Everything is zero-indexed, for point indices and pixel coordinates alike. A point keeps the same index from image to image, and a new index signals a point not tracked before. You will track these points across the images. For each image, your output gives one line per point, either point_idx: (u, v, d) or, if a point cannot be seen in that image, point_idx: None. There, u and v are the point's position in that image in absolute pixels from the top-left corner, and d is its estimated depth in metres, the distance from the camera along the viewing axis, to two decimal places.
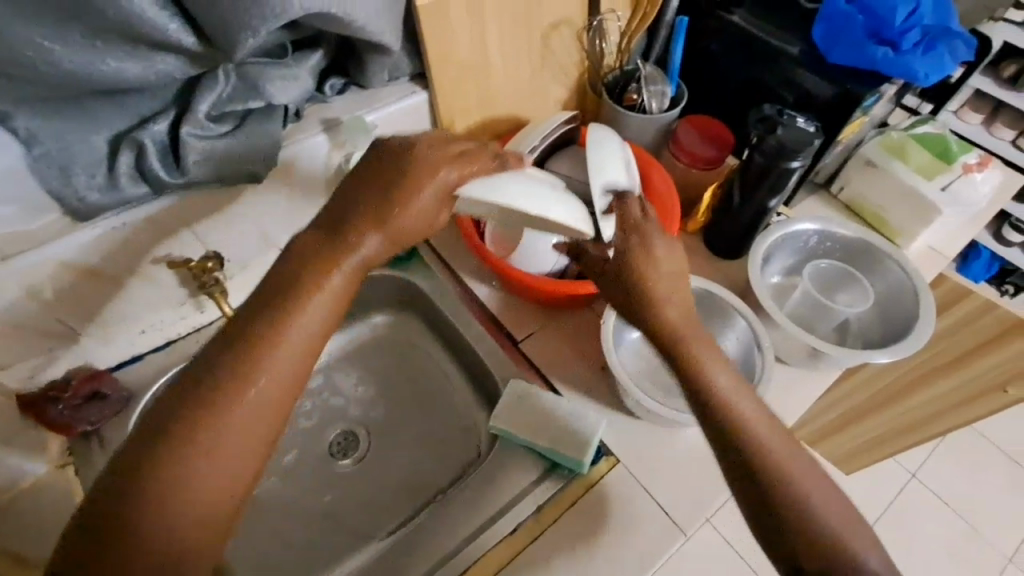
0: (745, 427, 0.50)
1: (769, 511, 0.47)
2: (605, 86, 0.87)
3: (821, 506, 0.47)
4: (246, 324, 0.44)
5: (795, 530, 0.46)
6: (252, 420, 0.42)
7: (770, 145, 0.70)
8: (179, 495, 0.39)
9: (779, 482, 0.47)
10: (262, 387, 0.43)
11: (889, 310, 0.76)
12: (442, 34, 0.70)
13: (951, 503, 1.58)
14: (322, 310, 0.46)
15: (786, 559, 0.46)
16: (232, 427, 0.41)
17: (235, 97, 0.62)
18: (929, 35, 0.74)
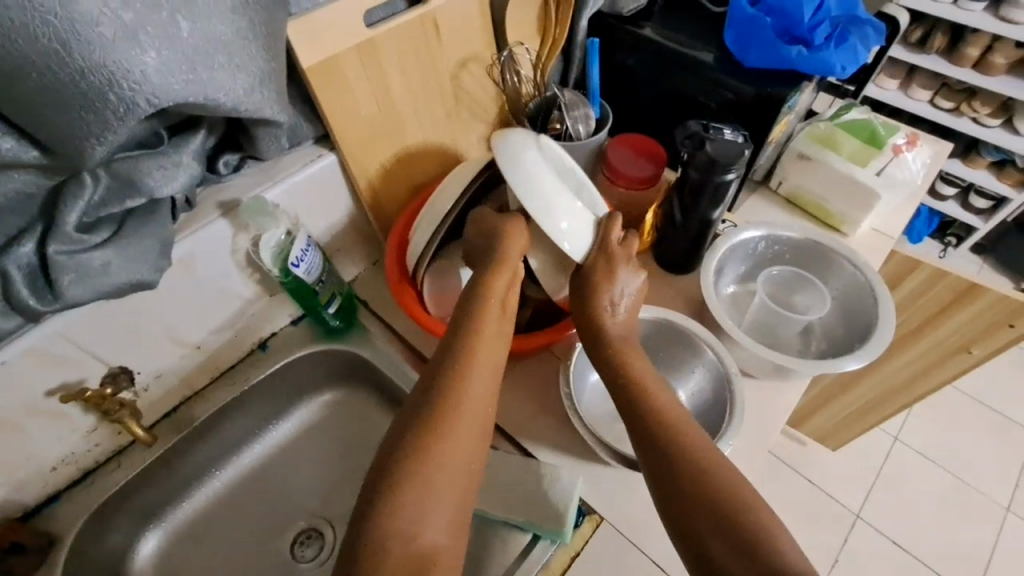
0: (672, 445, 0.54)
1: (680, 489, 0.51)
2: (527, 118, 0.83)
3: (732, 487, 0.50)
4: (456, 332, 0.58)
5: (704, 508, 0.49)
6: (470, 447, 0.51)
7: (702, 161, 0.67)
8: (415, 503, 0.47)
9: (689, 461, 0.52)
10: (460, 436, 0.51)
11: (850, 308, 0.74)
12: (341, 94, 0.65)
13: (937, 459, 1.61)
14: (497, 309, 0.60)
15: (691, 539, 0.49)
16: (458, 454, 0.50)
17: (109, 199, 0.55)
18: (839, 26, 0.73)
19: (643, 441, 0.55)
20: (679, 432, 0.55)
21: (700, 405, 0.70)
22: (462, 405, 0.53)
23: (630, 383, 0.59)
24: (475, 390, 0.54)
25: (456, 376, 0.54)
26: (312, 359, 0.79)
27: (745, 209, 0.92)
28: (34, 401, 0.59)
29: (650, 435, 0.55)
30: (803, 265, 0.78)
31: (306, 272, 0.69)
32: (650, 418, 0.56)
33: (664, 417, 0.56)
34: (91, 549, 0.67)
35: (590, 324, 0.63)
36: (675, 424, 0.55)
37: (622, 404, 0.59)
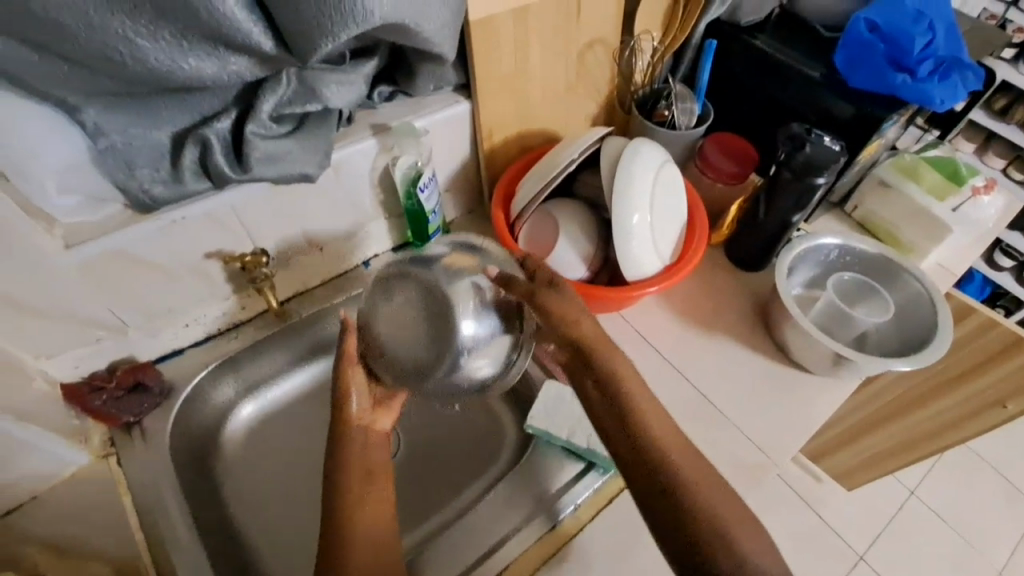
0: (682, 498, 0.56)
1: (665, 488, 0.57)
2: (636, 102, 0.90)
3: (701, 491, 0.57)
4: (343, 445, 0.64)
5: (682, 513, 0.56)
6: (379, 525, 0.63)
7: (799, 162, 0.74)
8: None
9: (669, 467, 0.58)
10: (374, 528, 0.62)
11: (908, 316, 0.79)
12: (489, 50, 0.74)
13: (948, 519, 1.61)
14: (357, 417, 0.66)
15: (681, 533, 0.55)
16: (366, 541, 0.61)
17: (294, 100, 0.64)
18: (943, 65, 0.78)
19: (641, 494, 0.58)
20: (686, 479, 0.57)
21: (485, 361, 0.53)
22: (362, 464, 0.65)
23: (631, 428, 0.59)
24: (361, 495, 0.63)
25: (341, 465, 0.64)
26: None
27: (815, 225, 0.98)
28: (195, 260, 0.69)
29: (658, 484, 0.57)
30: (869, 274, 0.83)
31: (426, 200, 0.78)
32: (658, 462, 0.58)
33: (673, 454, 0.58)
34: (198, 404, 0.76)
35: (585, 347, 0.62)
36: (719, 513, 0.56)
37: (629, 450, 0.59)
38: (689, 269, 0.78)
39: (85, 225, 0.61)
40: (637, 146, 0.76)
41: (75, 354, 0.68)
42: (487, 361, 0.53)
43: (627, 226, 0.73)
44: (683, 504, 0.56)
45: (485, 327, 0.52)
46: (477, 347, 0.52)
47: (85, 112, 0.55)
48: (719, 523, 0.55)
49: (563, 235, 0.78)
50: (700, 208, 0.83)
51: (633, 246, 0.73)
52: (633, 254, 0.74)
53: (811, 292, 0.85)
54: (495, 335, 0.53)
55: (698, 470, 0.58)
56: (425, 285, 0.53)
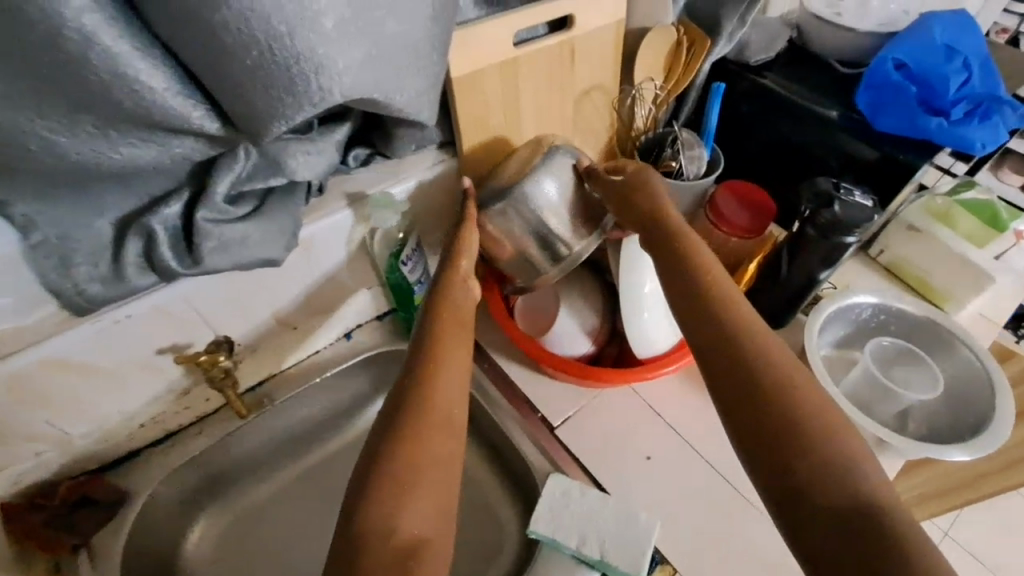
0: (769, 386, 0.45)
1: (746, 376, 0.46)
2: (639, 150, 0.82)
3: (802, 392, 0.45)
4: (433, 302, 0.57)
5: (771, 413, 0.44)
6: (456, 400, 0.50)
7: (825, 220, 0.66)
8: (408, 478, 0.44)
9: (762, 361, 0.47)
10: (452, 387, 0.51)
11: (960, 394, 0.69)
12: (475, 105, 0.66)
13: None
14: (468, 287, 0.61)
15: (768, 440, 0.44)
16: (444, 400, 0.49)
17: (255, 174, 0.56)
18: (981, 104, 0.71)
19: (726, 404, 0.47)
20: (795, 393, 0.45)
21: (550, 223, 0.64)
22: (458, 317, 0.57)
23: (719, 322, 0.50)
24: (453, 360, 0.53)
25: (428, 326, 0.55)
26: (391, 357, 0.79)
27: (838, 273, 0.90)
28: (146, 357, 0.61)
29: (753, 395, 0.46)
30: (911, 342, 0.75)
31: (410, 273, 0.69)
32: (753, 369, 0.47)
33: (776, 365, 0.46)
34: (159, 512, 0.68)
35: (661, 225, 0.58)
36: (817, 419, 0.44)
37: (704, 333, 0.50)
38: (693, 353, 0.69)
39: (12, 332, 0.53)
40: None
41: (13, 472, 0.60)
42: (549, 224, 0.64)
43: (639, 298, 0.63)
44: (774, 406, 0.44)
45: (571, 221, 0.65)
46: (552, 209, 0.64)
47: (14, 205, 0.47)
48: (835, 470, 0.41)
49: (564, 307, 0.69)
50: None
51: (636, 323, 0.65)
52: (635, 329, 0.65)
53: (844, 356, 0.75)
54: (563, 234, 0.65)
55: (808, 380, 0.46)
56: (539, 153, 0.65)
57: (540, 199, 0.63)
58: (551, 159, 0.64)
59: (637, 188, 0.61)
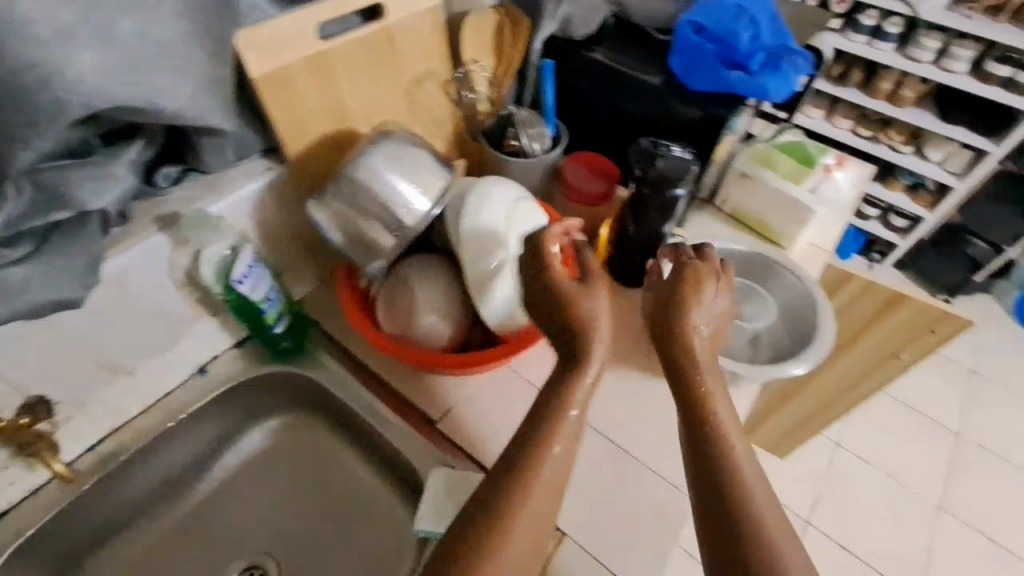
0: (733, 496, 0.48)
1: (720, 482, 0.49)
2: (483, 133, 0.81)
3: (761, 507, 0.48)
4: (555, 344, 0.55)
5: (733, 522, 0.47)
6: (563, 458, 0.50)
7: (654, 177, 0.71)
8: (491, 555, 0.44)
9: (727, 463, 0.50)
10: (566, 442, 0.51)
11: (796, 320, 0.76)
12: (291, 105, 0.63)
13: (890, 473, 1.54)
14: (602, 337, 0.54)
15: (722, 542, 0.47)
16: (554, 463, 0.50)
17: (30, 213, 0.50)
18: (772, 54, 0.78)
19: (699, 492, 0.50)
20: (758, 507, 0.48)
21: (405, 211, 0.61)
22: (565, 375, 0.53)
23: (705, 419, 0.53)
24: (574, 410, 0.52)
25: (578, 372, 0.52)
26: (257, 383, 0.74)
27: (691, 226, 0.96)
28: None
29: (720, 499, 0.49)
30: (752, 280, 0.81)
31: (251, 290, 0.65)
32: (723, 473, 0.50)
33: (739, 474, 0.49)
34: None
35: (670, 318, 0.57)
36: (772, 531, 0.46)
37: (689, 427, 0.53)
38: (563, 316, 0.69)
39: None
40: (483, 187, 0.65)
41: None
42: (405, 213, 0.62)
43: (489, 279, 0.63)
44: (740, 519, 0.47)
45: (416, 190, 0.62)
46: (400, 197, 0.61)
47: None
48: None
49: (421, 301, 0.67)
50: None
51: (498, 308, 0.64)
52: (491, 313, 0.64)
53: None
54: (407, 204, 0.62)
55: (780, 520, 0.47)
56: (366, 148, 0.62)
57: (386, 194, 0.61)
58: (378, 150, 0.62)
59: (705, 284, 0.57)
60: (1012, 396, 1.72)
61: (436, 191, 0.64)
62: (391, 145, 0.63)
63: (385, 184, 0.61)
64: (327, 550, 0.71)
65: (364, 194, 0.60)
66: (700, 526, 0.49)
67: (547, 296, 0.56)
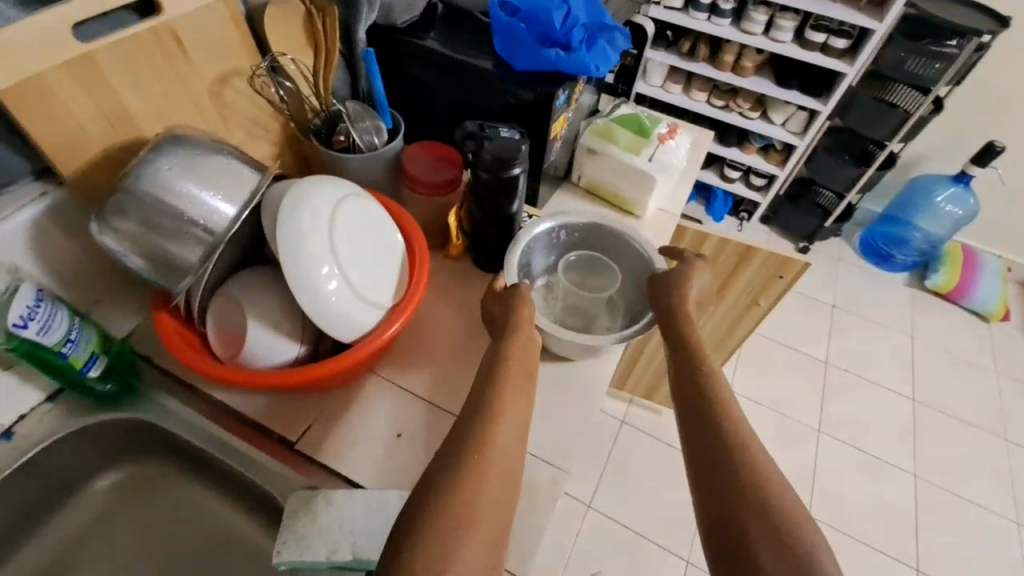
0: (731, 445, 0.56)
1: (712, 433, 0.57)
2: (312, 131, 0.76)
3: (760, 457, 0.55)
4: (507, 347, 0.62)
5: (730, 465, 0.54)
6: (518, 438, 0.55)
7: (487, 160, 0.70)
8: (467, 513, 0.46)
9: (727, 423, 0.58)
10: (518, 420, 0.55)
11: (638, 279, 0.81)
12: (51, 115, 0.54)
13: (776, 407, 1.70)
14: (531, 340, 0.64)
15: (720, 483, 0.54)
16: (510, 430, 0.54)
17: None
18: (588, 32, 0.81)
19: (693, 452, 0.58)
20: (749, 450, 0.55)
21: (206, 220, 0.57)
22: (523, 372, 0.60)
23: (704, 377, 0.62)
24: (519, 396, 0.57)
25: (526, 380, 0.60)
26: (80, 437, 0.65)
27: (550, 205, 0.97)
28: None
29: (717, 448, 0.56)
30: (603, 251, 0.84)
31: (40, 333, 0.56)
32: (721, 428, 0.57)
33: (736, 430, 0.57)
34: None
35: (676, 298, 0.70)
36: (767, 475, 0.53)
37: (686, 393, 0.62)
38: (408, 313, 0.65)
39: None
40: (301, 190, 0.61)
41: None
42: (208, 221, 0.57)
43: (314, 288, 0.59)
44: (739, 466, 0.54)
45: (217, 194, 0.58)
46: (196, 204, 0.56)
47: None
48: (770, 511, 0.50)
49: (252, 317, 0.61)
50: (414, 227, 0.72)
51: (331, 315, 0.60)
52: (325, 320, 0.60)
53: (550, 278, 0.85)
54: (208, 211, 0.57)
55: (777, 469, 0.54)
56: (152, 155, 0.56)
57: (180, 203, 0.56)
58: (165, 156, 0.56)
59: (695, 267, 0.73)
60: (867, 322, 1.96)
61: (243, 191, 0.59)
62: (182, 151, 0.58)
63: (176, 193, 0.56)
64: None
65: (153, 208, 0.55)
66: (697, 477, 0.56)
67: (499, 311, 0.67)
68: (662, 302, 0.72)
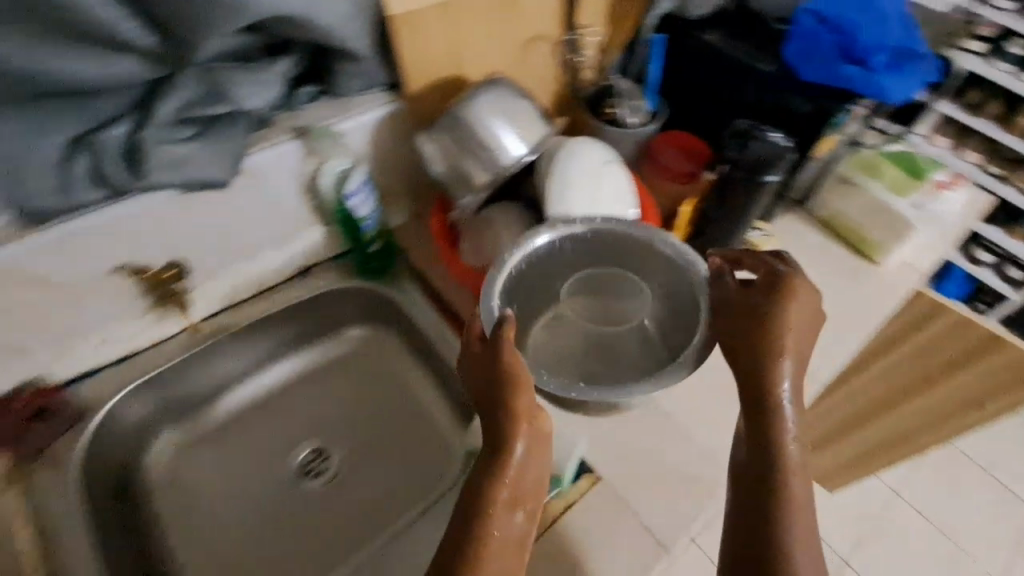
0: (774, 500, 0.49)
1: (761, 482, 0.50)
2: (583, 99, 0.84)
3: (797, 526, 0.48)
4: (500, 415, 0.49)
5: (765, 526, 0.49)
6: (517, 531, 0.46)
7: (747, 161, 0.72)
8: None
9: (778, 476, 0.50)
10: (512, 521, 0.46)
11: (671, 298, 0.65)
12: (416, 43, 0.69)
13: (946, 531, 1.43)
14: (530, 406, 0.50)
15: (748, 537, 0.49)
16: (509, 533, 0.45)
17: (200, 103, 0.60)
18: (896, 55, 0.76)
19: (739, 483, 0.52)
20: (789, 513, 0.49)
21: (502, 156, 0.68)
22: (516, 461, 0.47)
23: (775, 418, 0.51)
24: (524, 477, 0.48)
25: (508, 447, 0.48)
26: (347, 293, 0.83)
27: (777, 225, 0.94)
28: (101, 274, 0.65)
29: (761, 496, 0.50)
30: (611, 253, 0.67)
31: (357, 206, 0.74)
32: (775, 479, 0.50)
33: (787, 487, 0.50)
34: (117, 428, 0.71)
35: (770, 318, 0.54)
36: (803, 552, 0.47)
37: (748, 422, 0.53)
38: None
39: None
40: (573, 147, 0.70)
41: None
42: (502, 157, 0.68)
43: None
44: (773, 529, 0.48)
45: (516, 136, 0.69)
46: (499, 141, 0.68)
47: None
48: None
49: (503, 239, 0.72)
50: (651, 207, 0.78)
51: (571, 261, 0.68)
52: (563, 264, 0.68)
53: (551, 292, 0.69)
54: (505, 148, 0.68)
55: (812, 542, 0.48)
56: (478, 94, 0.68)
57: (487, 137, 0.67)
58: (487, 97, 0.68)
59: (795, 283, 0.56)
60: None
61: (534, 139, 0.70)
62: (500, 95, 0.69)
63: (487, 128, 0.67)
64: (384, 445, 0.80)
65: (468, 135, 0.68)
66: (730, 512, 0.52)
67: (491, 375, 0.52)
68: (743, 315, 0.56)
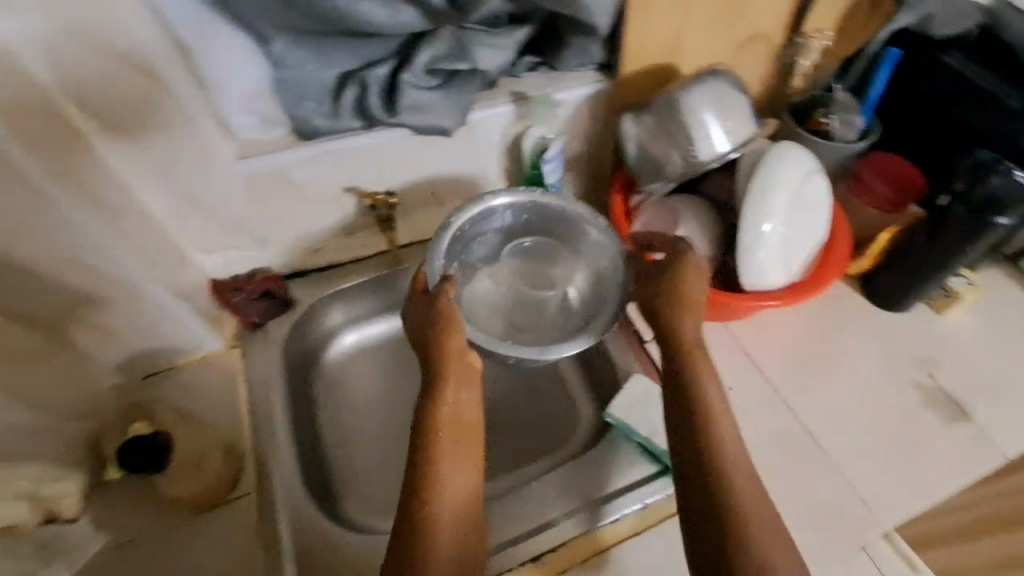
0: (721, 490, 0.54)
1: (707, 476, 0.55)
2: (789, 107, 0.82)
3: (751, 512, 0.53)
4: (433, 368, 0.60)
5: (723, 512, 0.53)
6: (469, 473, 0.56)
7: (977, 199, 0.66)
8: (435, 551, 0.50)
9: (716, 470, 0.55)
10: (462, 464, 0.56)
11: (599, 271, 0.74)
12: (645, 29, 0.71)
13: None
14: (454, 363, 0.60)
15: (712, 529, 0.53)
16: (451, 464, 0.55)
17: (448, 57, 0.67)
18: None
19: (685, 481, 0.57)
20: (741, 500, 0.54)
21: (705, 148, 0.69)
22: (453, 408, 0.58)
23: (703, 421, 0.58)
24: (451, 425, 0.58)
25: (438, 394, 0.58)
26: None
27: (980, 276, 0.84)
28: (335, 192, 0.75)
29: (709, 491, 0.55)
30: (551, 234, 0.76)
31: (550, 172, 0.79)
32: (723, 479, 0.55)
33: (739, 487, 0.54)
34: (313, 325, 0.84)
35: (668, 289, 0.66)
36: (768, 542, 0.51)
37: (682, 436, 0.59)
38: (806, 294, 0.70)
39: (254, 142, 0.68)
40: (782, 151, 0.69)
41: (227, 256, 0.77)
42: (704, 150, 0.69)
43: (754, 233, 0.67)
44: (733, 521, 0.52)
45: (723, 130, 0.69)
46: (705, 133, 0.69)
47: (277, 42, 0.62)
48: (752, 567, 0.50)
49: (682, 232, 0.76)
50: (844, 229, 0.75)
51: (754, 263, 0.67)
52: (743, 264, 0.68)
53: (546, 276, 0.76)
54: (709, 141, 0.69)
55: (776, 533, 0.52)
56: (695, 84, 0.69)
57: (695, 128, 0.69)
58: (702, 89, 0.69)
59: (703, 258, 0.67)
60: None
61: (739, 136, 0.70)
62: (717, 88, 0.69)
63: (697, 119, 0.68)
64: None
65: (676, 122, 0.69)
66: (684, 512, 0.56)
67: (424, 337, 0.62)
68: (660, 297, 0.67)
